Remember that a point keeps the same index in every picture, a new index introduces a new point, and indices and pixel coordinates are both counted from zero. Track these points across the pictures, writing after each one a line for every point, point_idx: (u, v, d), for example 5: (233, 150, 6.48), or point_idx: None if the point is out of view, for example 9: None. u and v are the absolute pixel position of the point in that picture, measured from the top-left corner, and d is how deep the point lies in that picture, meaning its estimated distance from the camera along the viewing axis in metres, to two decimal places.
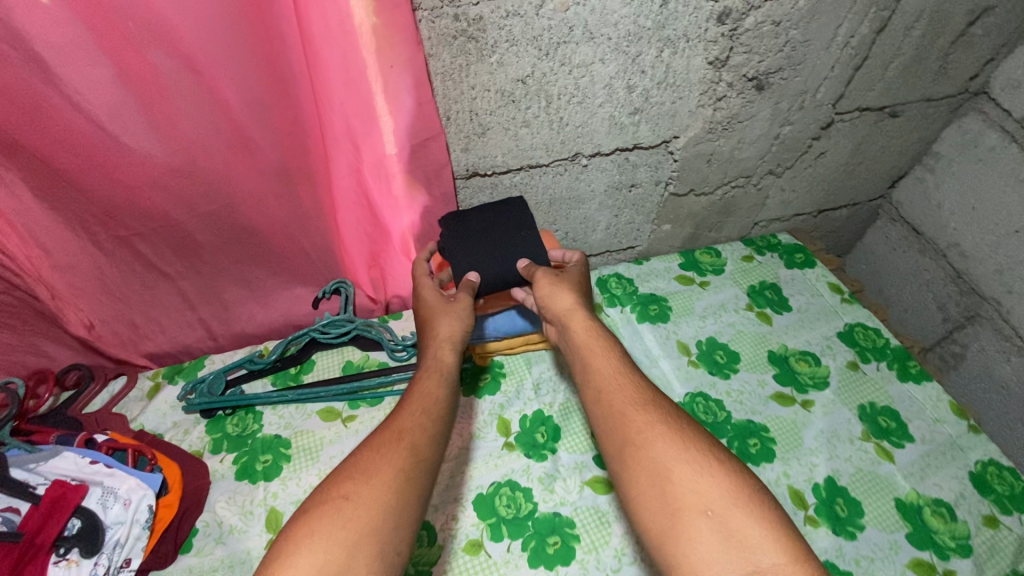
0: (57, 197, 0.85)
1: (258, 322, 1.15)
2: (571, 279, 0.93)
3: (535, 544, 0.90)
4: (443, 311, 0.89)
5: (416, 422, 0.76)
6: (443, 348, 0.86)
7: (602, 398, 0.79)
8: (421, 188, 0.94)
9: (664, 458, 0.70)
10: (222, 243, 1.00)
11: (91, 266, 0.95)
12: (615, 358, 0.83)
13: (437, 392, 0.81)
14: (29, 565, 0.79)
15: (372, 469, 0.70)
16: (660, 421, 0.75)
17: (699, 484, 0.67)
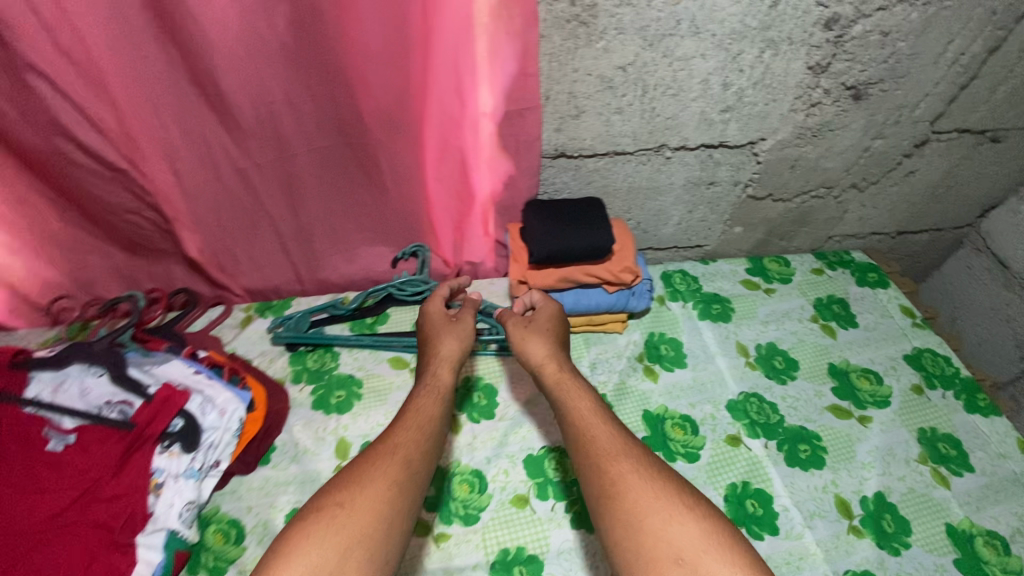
0: (196, 129, 0.96)
1: (341, 273, 1.25)
2: (551, 316, 0.97)
3: (578, 508, 0.94)
4: (446, 332, 0.96)
5: (410, 441, 0.79)
6: (439, 366, 0.91)
7: (578, 439, 0.79)
8: (510, 161, 0.99)
9: (639, 506, 0.70)
10: (323, 187, 1.10)
11: (210, 199, 1.07)
12: (588, 396, 0.84)
13: (431, 410, 0.85)
14: (141, 450, 0.92)
15: (367, 479, 0.73)
16: (644, 463, 0.74)
17: (677, 531, 0.67)
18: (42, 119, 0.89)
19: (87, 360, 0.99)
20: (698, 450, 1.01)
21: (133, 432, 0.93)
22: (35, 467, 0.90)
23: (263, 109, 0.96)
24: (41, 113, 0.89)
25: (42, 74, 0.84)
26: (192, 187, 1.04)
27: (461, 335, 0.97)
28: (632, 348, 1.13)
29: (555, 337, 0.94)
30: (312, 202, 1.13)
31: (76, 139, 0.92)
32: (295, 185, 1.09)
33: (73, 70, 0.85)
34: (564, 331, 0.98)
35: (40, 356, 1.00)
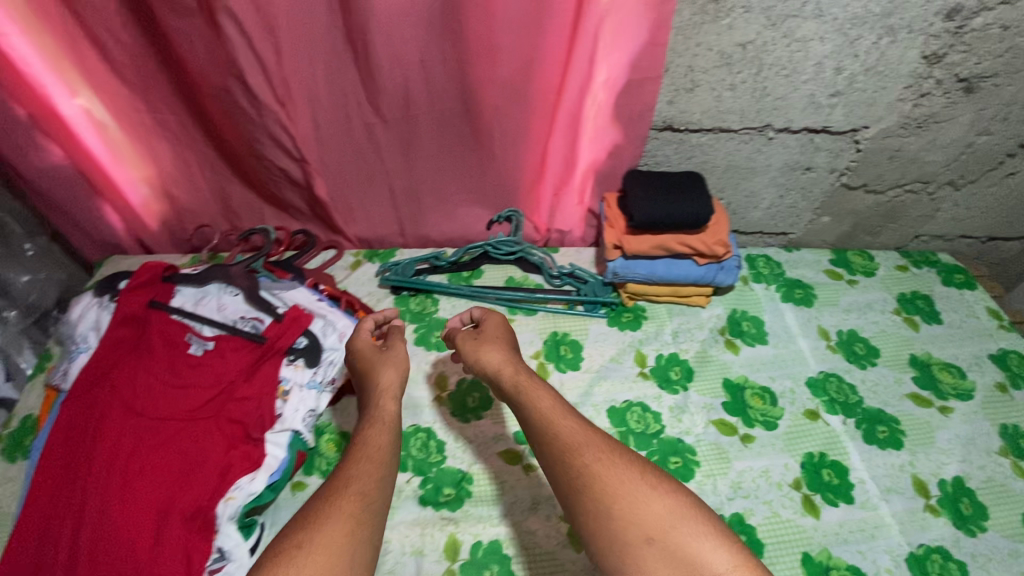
0: (339, 81, 1.07)
1: (442, 230, 1.36)
2: (495, 331, 0.93)
3: (658, 458, 1.00)
4: (382, 361, 0.89)
5: (368, 477, 0.72)
6: (384, 396, 0.84)
7: (541, 442, 0.75)
8: (619, 130, 1.06)
9: (609, 494, 0.67)
10: (438, 145, 1.21)
11: (338, 148, 1.18)
12: (548, 392, 0.80)
13: (381, 439, 0.77)
14: (270, 360, 1.03)
15: (321, 518, 0.65)
16: (611, 451, 0.71)
17: (645, 513, 0.65)
18: (222, 59, 0.99)
19: (225, 282, 1.12)
20: (776, 420, 1.06)
21: (264, 344, 1.04)
22: (179, 366, 1.02)
23: (402, 66, 1.06)
24: (223, 51, 0.98)
25: (233, 18, 0.92)
26: (325, 136, 1.15)
27: (398, 364, 0.89)
28: (714, 321, 1.18)
29: (505, 347, 0.90)
30: (425, 159, 1.23)
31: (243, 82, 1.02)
32: (413, 143, 1.19)
33: (255, 14, 0.93)
34: (513, 339, 0.93)
35: (185, 274, 1.12)
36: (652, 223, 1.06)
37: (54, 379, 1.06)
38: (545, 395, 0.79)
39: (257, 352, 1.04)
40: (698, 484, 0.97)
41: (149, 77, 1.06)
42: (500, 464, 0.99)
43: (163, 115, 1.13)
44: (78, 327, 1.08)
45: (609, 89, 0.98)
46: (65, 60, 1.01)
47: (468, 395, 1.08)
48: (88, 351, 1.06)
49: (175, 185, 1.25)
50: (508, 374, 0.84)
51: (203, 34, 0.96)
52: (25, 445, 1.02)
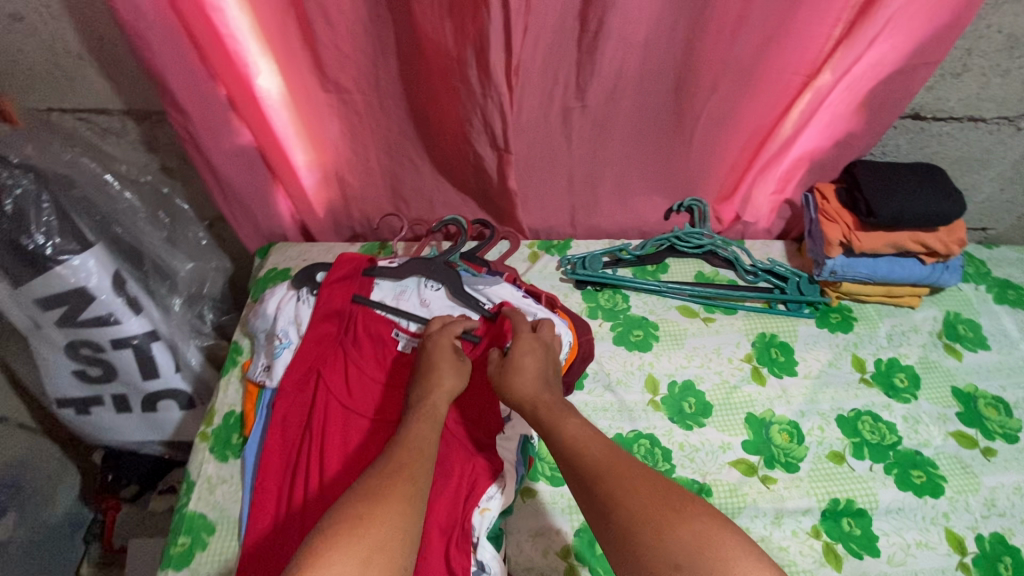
0: (555, 61, 0.99)
1: (614, 220, 1.28)
2: (525, 357, 0.87)
3: (899, 471, 0.95)
4: (446, 366, 0.89)
5: (419, 463, 0.71)
6: (438, 396, 0.84)
7: (569, 468, 0.71)
8: (865, 116, 1.01)
9: (632, 517, 0.62)
10: (634, 133, 1.12)
11: (532, 132, 1.11)
12: (577, 420, 0.76)
13: (432, 433, 0.78)
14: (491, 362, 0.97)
15: (380, 493, 0.65)
16: (630, 476, 0.66)
17: (671, 539, 0.59)
18: (467, 33, 0.90)
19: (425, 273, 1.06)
20: (1017, 432, 0.99)
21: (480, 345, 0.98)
22: (390, 364, 0.99)
23: (625, 48, 0.97)
24: (470, 24, 0.89)
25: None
26: (525, 118, 1.08)
27: (464, 372, 0.90)
28: (931, 324, 1.11)
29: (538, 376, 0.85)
30: (616, 148, 1.15)
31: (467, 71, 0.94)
32: (607, 127, 1.11)
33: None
34: (545, 368, 0.88)
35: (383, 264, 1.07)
36: (893, 221, 0.98)
37: (256, 375, 1.02)
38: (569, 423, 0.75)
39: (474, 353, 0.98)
40: (950, 501, 0.92)
41: (356, 52, 0.98)
42: (737, 475, 0.94)
43: (353, 97, 1.05)
44: (277, 321, 1.03)
45: (869, 69, 0.94)
46: (274, 35, 0.94)
47: (683, 399, 1.02)
48: (290, 347, 1.02)
49: (348, 170, 1.18)
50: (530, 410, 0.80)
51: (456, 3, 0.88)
52: (235, 444, 0.99)
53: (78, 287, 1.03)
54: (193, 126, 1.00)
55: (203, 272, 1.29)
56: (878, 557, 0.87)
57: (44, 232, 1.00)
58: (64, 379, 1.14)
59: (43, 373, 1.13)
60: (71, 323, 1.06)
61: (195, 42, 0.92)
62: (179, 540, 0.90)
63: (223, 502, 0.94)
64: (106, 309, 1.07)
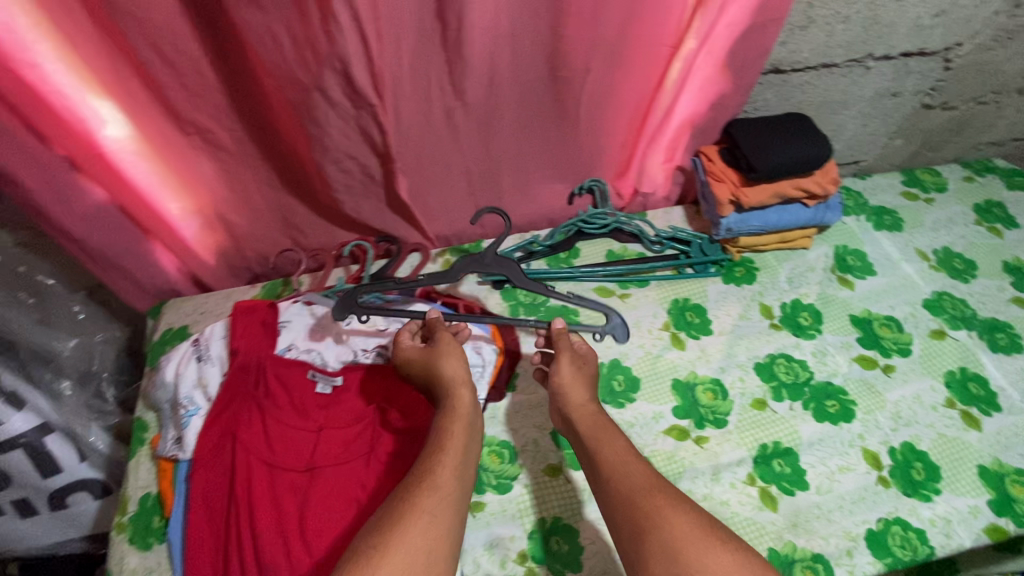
0: (424, 64, 0.96)
1: (520, 213, 1.29)
2: (570, 378, 0.90)
3: (815, 405, 1.01)
4: (451, 354, 0.88)
5: (447, 472, 0.73)
6: (460, 386, 0.85)
7: (611, 483, 0.75)
8: (731, 77, 1.05)
9: (676, 536, 0.66)
10: (519, 122, 1.12)
11: (419, 139, 1.08)
12: (624, 444, 0.80)
13: (458, 431, 0.79)
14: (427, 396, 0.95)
15: (415, 507, 0.67)
16: (675, 498, 0.70)
17: (710, 562, 0.63)
18: (318, 54, 0.81)
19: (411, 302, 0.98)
20: (909, 345, 1.08)
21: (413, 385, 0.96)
22: (309, 408, 0.94)
23: (493, 37, 0.95)
24: None
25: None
26: (408, 124, 1.04)
27: (459, 354, 0.89)
28: (824, 261, 1.19)
29: (585, 388, 0.89)
30: (506, 140, 1.14)
31: (328, 93, 0.87)
32: (494, 121, 1.10)
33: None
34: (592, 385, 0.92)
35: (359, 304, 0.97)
36: (771, 172, 1.03)
37: (167, 450, 0.94)
38: (617, 441, 0.80)
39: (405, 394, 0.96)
40: (862, 422, 0.99)
41: (205, 89, 0.90)
42: (671, 442, 0.97)
43: (217, 134, 0.97)
44: (179, 388, 0.96)
45: (726, 31, 0.97)
46: (107, 83, 0.86)
47: (613, 378, 1.04)
48: (200, 413, 0.95)
49: (230, 210, 1.10)
50: (585, 421, 0.85)
51: (294, 26, 0.78)
52: (157, 528, 0.92)
53: None
54: (41, 193, 0.91)
55: (90, 348, 1.18)
56: (808, 490, 0.93)
57: None
58: None
59: None
60: None
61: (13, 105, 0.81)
62: None
63: None
64: None
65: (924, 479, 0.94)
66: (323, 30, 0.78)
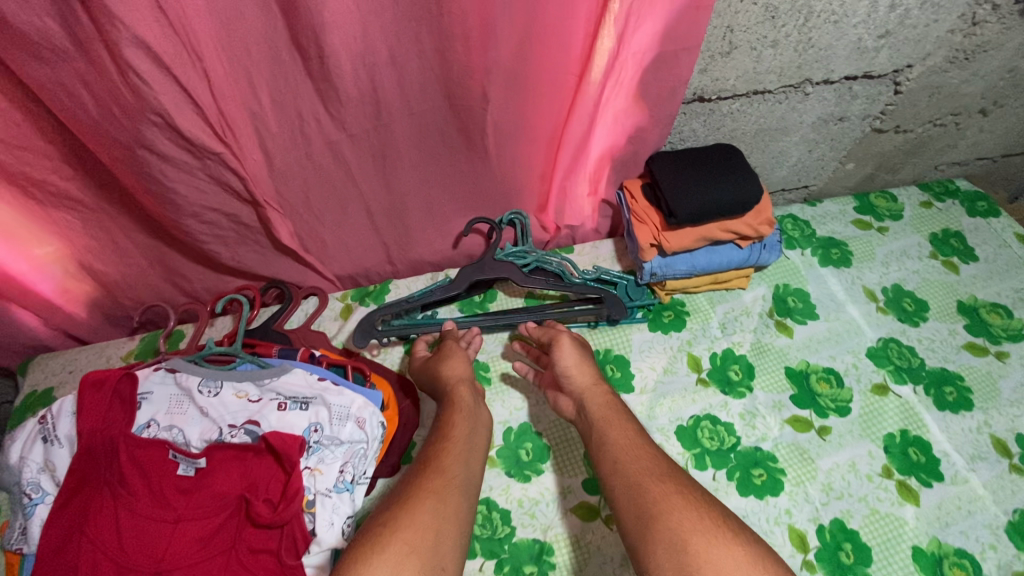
0: (288, 102, 0.83)
1: (433, 249, 1.17)
2: (571, 362, 0.92)
3: (741, 475, 0.92)
4: (451, 356, 0.96)
5: (452, 460, 0.80)
6: (458, 385, 0.91)
7: (619, 469, 0.77)
8: (649, 108, 0.92)
9: (683, 528, 0.67)
10: (417, 156, 0.99)
11: (299, 180, 0.95)
12: (632, 431, 0.82)
13: (461, 423, 0.85)
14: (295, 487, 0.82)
15: (423, 493, 0.74)
16: (684, 488, 0.73)
17: (716, 556, 0.64)
18: (129, 104, 0.73)
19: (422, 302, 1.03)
20: (848, 403, 0.99)
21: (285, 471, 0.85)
22: (167, 494, 0.84)
23: (364, 72, 0.82)
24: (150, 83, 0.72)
25: (142, 48, 0.66)
26: (283, 165, 0.92)
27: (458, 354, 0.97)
28: (761, 304, 1.08)
29: (586, 369, 0.92)
30: (405, 175, 1.01)
31: (156, 146, 0.79)
32: (388, 155, 0.97)
33: (175, 40, 0.68)
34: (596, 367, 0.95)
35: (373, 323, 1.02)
36: (693, 218, 0.92)
37: (11, 543, 0.84)
38: (628, 428, 0.83)
39: (274, 483, 0.85)
40: (790, 496, 0.90)
41: (25, 138, 0.78)
42: (577, 522, 0.88)
43: (56, 184, 0.86)
44: (22, 473, 0.85)
45: (638, 59, 0.85)
46: None
47: (519, 447, 0.95)
48: (46, 500, 0.85)
49: (93, 262, 0.99)
50: (591, 400, 0.88)
51: (89, 79, 0.70)
52: None
53: None
54: None
55: None
56: None
57: None
58: None
59: None
60: None
61: None
62: None
63: None
64: None
65: (854, 563, 0.85)
66: (126, 83, 0.70)
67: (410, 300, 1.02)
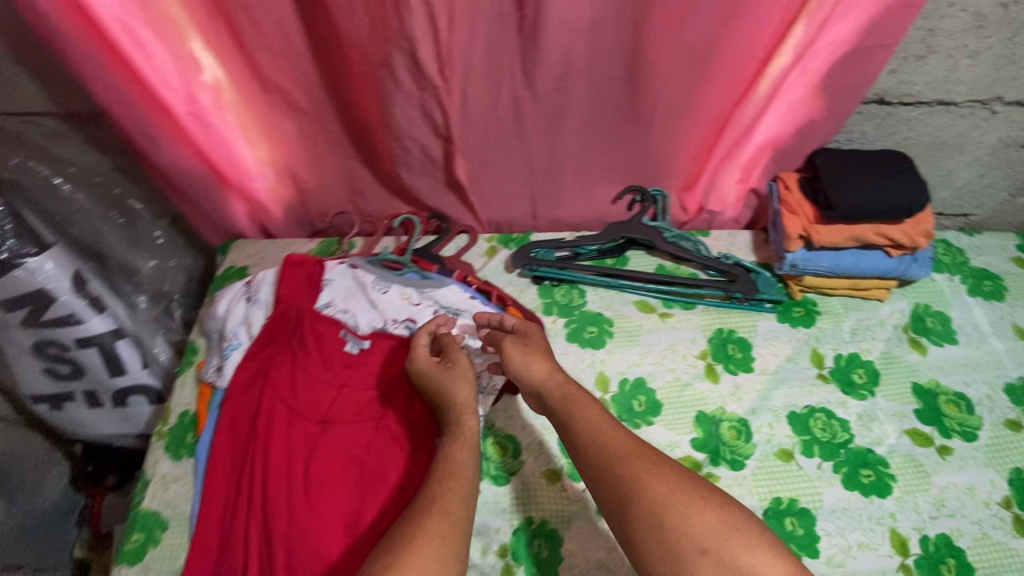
0: (496, 50, 0.95)
1: (575, 212, 1.24)
2: (535, 351, 0.89)
3: (848, 470, 0.93)
4: (454, 379, 0.90)
5: (453, 499, 0.74)
6: (463, 413, 0.87)
7: (589, 454, 0.75)
8: (826, 101, 0.97)
9: (659, 502, 0.67)
10: (587, 119, 1.07)
11: (480, 125, 1.07)
12: (599, 410, 0.80)
13: (464, 459, 0.80)
14: None
15: (413, 540, 0.67)
16: (654, 460, 0.72)
17: (697, 522, 0.65)
18: (377, 37, 0.91)
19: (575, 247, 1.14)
20: (976, 430, 0.97)
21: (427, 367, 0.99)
22: (335, 364, 0.99)
23: (567, 35, 0.93)
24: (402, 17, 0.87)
25: None
26: (473, 108, 1.04)
27: (466, 374, 0.90)
28: (898, 317, 1.08)
29: (546, 361, 0.88)
30: (569, 136, 1.10)
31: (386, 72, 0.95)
32: (561, 116, 1.06)
33: None
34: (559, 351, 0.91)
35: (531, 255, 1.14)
36: (852, 213, 0.94)
37: (208, 375, 1.03)
38: (590, 410, 0.79)
39: None
40: (897, 501, 0.91)
41: (292, 52, 0.97)
42: None
43: (297, 94, 1.04)
44: (227, 322, 1.04)
45: (827, 50, 0.90)
46: (206, 35, 0.94)
47: (634, 397, 1.01)
48: (241, 347, 1.03)
49: (298, 167, 1.16)
50: (556, 391, 0.84)
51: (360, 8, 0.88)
52: (188, 443, 1.01)
53: (37, 288, 1.05)
54: (146, 124, 1.01)
55: (164, 271, 1.31)
56: (817, 558, 0.87)
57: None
58: (34, 376, 1.17)
59: (14, 372, 1.17)
60: (35, 325, 1.09)
61: (133, 43, 0.91)
62: (133, 536, 0.93)
63: (175, 499, 0.96)
64: (68, 309, 1.10)
65: None
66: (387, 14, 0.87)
67: (562, 242, 1.14)
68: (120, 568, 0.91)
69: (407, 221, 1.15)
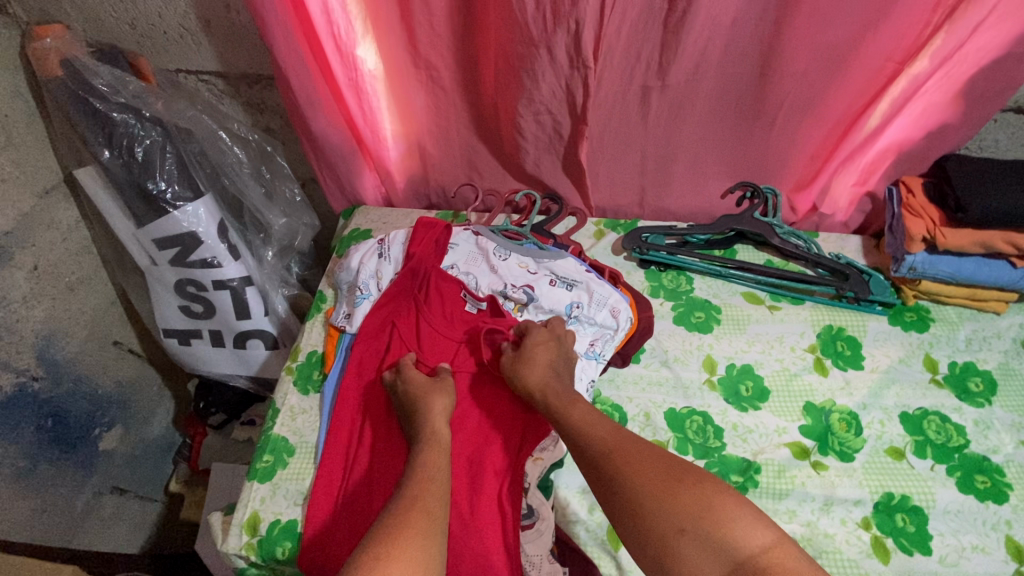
0: (640, 40, 1.01)
1: (683, 203, 1.28)
2: (537, 353, 0.94)
3: (962, 474, 0.92)
4: (434, 390, 0.93)
5: (432, 497, 0.75)
6: (436, 422, 0.89)
7: (580, 456, 0.80)
8: (964, 105, 1.01)
9: (637, 488, 0.71)
10: (712, 113, 1.11)
11: (609, 112, 1.13)
12: (581, 411, 0.85)
13: (439, 461, 0.82)
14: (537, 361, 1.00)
15: (400, 529, 0.68)
16: (633, 452, 0.76)
17: (673, 502, 0.67)
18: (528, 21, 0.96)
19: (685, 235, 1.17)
20: None
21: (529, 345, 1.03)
22: (455, 319, 1.05)
23: (708, 30, 0.97)
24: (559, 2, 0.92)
25: None
26: (606, 95, 1.10)
27: (447, 389, 0.95)
28: (1016, 331, 1.07)
29: (546, 369, 0.92)
30: (691, 129, 1.14)
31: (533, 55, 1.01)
32: (686, 109, 1.10)
33: None
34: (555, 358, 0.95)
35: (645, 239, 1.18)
36: (981, 220, 0.95)
37: (338, 321, 1.11)
38: (574, 411, 0.85)
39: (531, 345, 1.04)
40: (1015, 509, 0.89)
41: (450, 30, 1.05)
42: (788, 455, 0.95)
43: (443, 70, 1.12)
44: (360, 274, 1.12)
45: (973, 55, 0.94)
46: (374, 10, 1.03)
47: (741, 382, 1.03)
48: (370, 299, 1.11)
49: (432, 139, 1.24)
50: (543, 395, 0.89)
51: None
52: (315, 379, 1.10)
53: (188, 231, 1.16)
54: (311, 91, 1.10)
55: (296, 227, 1.40)
56: (930, 556, 0.86)
57: (165, 178, 1.13)
58: (172, 312, 1.29)
59: (155, 307, 1.29)
60: (181, 263, 1.20)
61: (312, 14, 1.01)
62: (263, 457, 1.01)
63: (303, 428, 1.04)
64: (211, 253, 1.20)
65: None
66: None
67: (674, 230, 1.18)
68: (253, 485, 0.98)
69: (528, 197, 1.22)
